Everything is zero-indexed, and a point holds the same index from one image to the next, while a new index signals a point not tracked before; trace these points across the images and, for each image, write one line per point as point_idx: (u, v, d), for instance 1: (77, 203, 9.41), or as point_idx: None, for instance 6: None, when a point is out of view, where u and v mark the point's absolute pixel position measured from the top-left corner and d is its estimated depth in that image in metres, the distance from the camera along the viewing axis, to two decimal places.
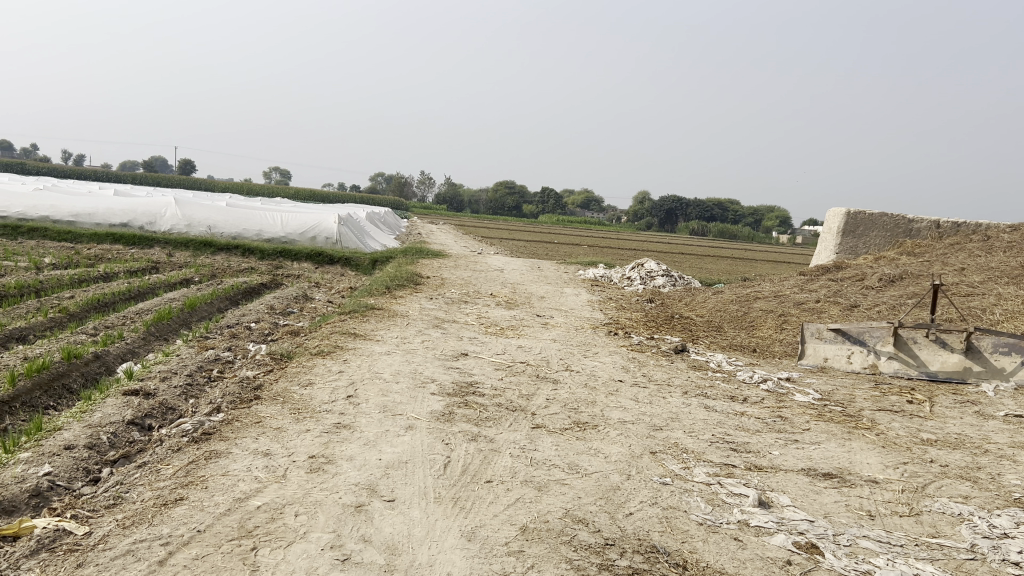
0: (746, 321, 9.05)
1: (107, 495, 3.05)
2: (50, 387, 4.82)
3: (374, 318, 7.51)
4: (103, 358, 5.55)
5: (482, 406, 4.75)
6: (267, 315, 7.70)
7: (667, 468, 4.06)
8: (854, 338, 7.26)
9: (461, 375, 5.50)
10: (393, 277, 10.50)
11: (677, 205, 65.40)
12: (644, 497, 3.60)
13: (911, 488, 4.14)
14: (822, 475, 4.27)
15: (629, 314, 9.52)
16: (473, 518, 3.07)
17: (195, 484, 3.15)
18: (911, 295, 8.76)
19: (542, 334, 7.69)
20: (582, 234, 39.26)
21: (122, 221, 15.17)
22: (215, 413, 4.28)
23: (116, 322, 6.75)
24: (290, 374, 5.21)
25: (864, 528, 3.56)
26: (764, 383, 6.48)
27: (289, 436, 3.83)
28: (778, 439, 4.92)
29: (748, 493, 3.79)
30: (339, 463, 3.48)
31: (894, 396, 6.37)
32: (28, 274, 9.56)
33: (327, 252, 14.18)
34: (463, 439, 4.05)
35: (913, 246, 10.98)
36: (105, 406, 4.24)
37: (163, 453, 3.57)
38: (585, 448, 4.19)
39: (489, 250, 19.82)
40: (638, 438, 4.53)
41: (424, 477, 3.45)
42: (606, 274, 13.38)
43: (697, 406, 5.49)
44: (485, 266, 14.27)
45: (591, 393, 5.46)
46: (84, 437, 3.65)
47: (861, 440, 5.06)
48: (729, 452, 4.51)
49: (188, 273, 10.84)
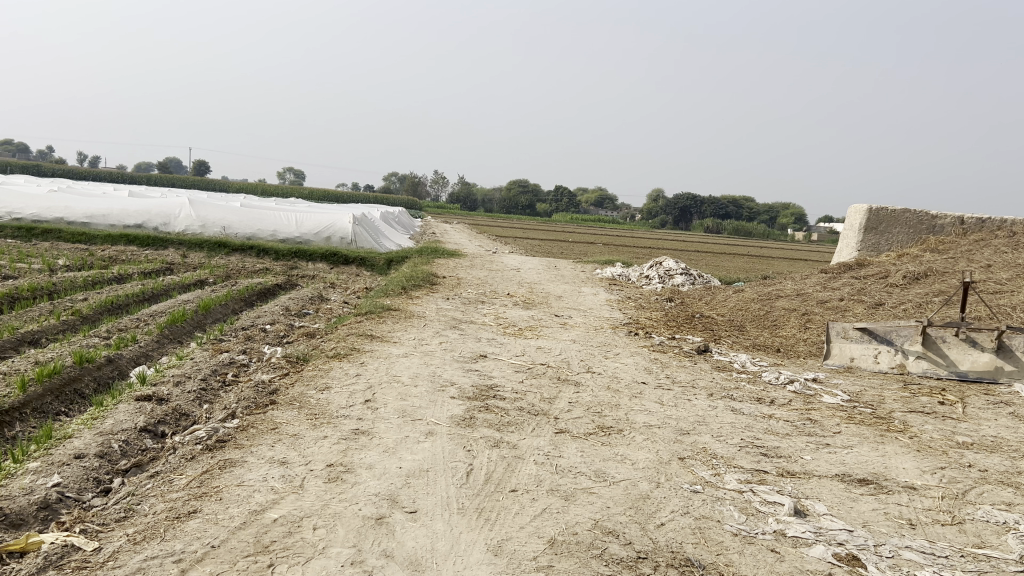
0: (768, 320, 8.87)
1: (117, 508, 2.93)
2: (62, 392, 4.72)
3: (391, 320, 7.40)
4: (116, 362, 5.45)
5: (503, 410, 4.61)
6: (282, 316, 7.60)
7: (697, 475, 3.91)
8: (881, 337, 7.06)
9: (480, 379, 5.36)
10: (409, 277, 10.37)
11: (692, 203, 65.07)
12: (674, 506, 3.45)
13: (951, 495, 3.97)
14: (857, 482, 4.11)
15: (649, 314, 9.37)
16: (498, 531, 2.93)
17: (209, 496, 3.02)
18: (937, 293, 8.56)
19: (561, 335, 7.54)
20: (598, 233, 39.05)
21: (136, 222, 15.12)
22: (230, 419, 4.16)
23: (130, 325, 6.66)
24: (306, 378, 5.09)
25: (907, 539, 3.40)
26: (791, 384, 6.32)
27: (306, 443, 3.71)
28: (809, 443, 4.75)
29: (783, 502, 3.64)
30: (358, 472, 3.36)
31: (924, 397, 6.19)
32: (43, 276, 9.50)
33: (341, 253, 14.08)
34: (485, 446, 3.91)
35: (936, 242, 10.77)
36: (116, 412, 4.13)
37: (176, 462, 3.46)
38: (611, 454, 4.05)
39: (503, 250, 19.73)
40: (665, 443, 4.38)
41: (447, 486, 3.31)
42: (623, 272, 13.23)
43: (724, 408, 5.33)
44: (501, 265, 14.14)
45: (614, 396, 5.30)
46: (95, 446, 3.53)
47: (895, 444, 4.89)
48: (760, 457, 4.36)
49: (202, 274, 10.77)
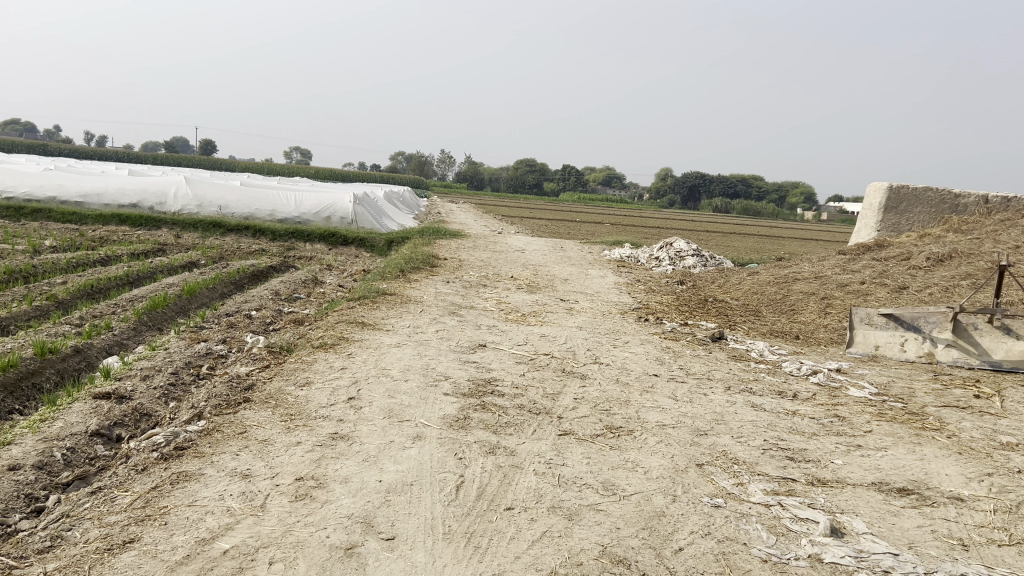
0: (786, 305, 8.41)
1: (43, 535, 2.51)
2: (18, 387, 4.31)
3: (385, 305, 6.96)
4: (84, 353, 5.03)
5: (501, 409, 4.17)
6: (271, 301, 7.16)
7: (718, 486, 3.47)
8: (908, 323, 6.58)
9: (478, 372, 4.89)
10: (408, 259, 9.94)
11: (700, 182, 64.45)
12: (694, 525, 3.01)
13: (1004, 508, 3.51)
14: (897, 492, 3.66)
15: (659, 298, 8.88)
16: (489, 564, 2.50)
17: (153, 520, 2.59)
18: (965, 276, 8.09)
19: (567, 320, 7.11)
20: (606, 212, 38.53)
21: (131, 201, 14.71)
22: (196, 421, 3.73)
23: (106, 310, 6.25)
24: (287, 371, 4.65)
25: (960, 564, 2.94)
26: (814, 375, 5.86)
27: (276, 451, 3.28)
28: (840, 445, 4.31)
29: (818, 519, 3.19)
30: (330, 487, 2.93)
31: (958, 389, 5.72)
32: (24, 258, 9.07)
33: (340, 233, 13.65)
34: (479, 453, 3.47)
35: (960, 221, 10.26)
36: (69, 413, 3.71)
37: (124, 475, 3.03)
38: (620, 461, 3.61)
39: (507, 229, 19.24)
40: (681, 446, 3.94)
41: (432, 505, 2.88)
42: (632, 254, 12.73)
43: (743, 404, 4.89)
44: (505, 246, 13.67)
45: (624, 391, 4.86)
46: (34, 455, 3.11)
47: (934, 445, 4.43)
48: (787, 463, 3.92)
49: (193, 255, 10.36)
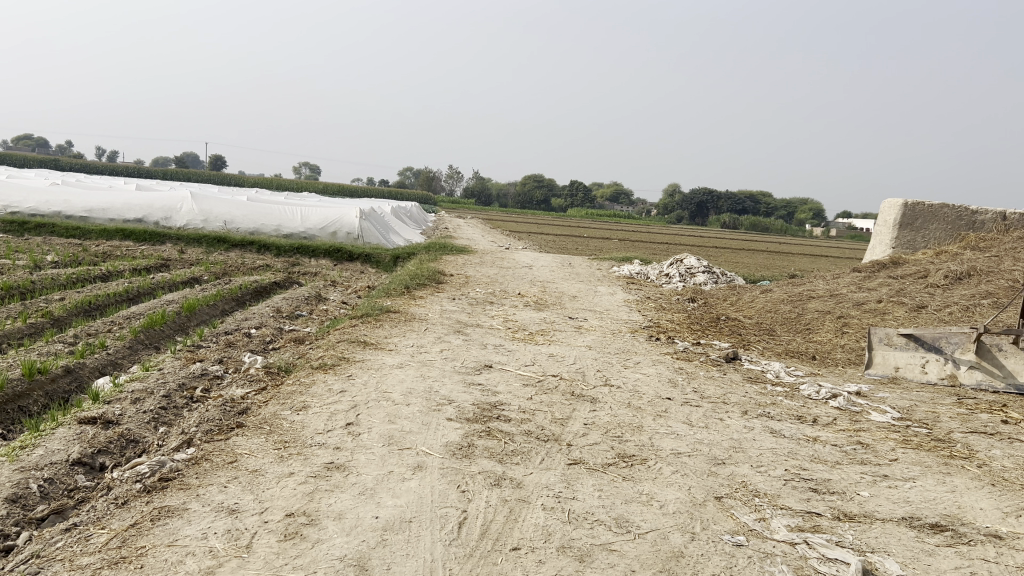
0: (801, 324, 8.17)
1: None
2: (2, 410, 4.12)
3: (389, 323, 6.75)
4: (75, 373, 4.84)
5: (507, 436, 3.95)
6: (272, 319, 6.97)
7: (739, 521, 3.24)
8: (928, 344, 6.34)
9: (483, 396, 4.67)
10: (414, 275, 9.74)
11: (708, 197, 64.27)
12: (713, 567, 2.79)
13: None
14: (930, 528, 3.42)
15: (670, 317, 8.66)
16: None
17: (127, 563, 2.39)
18: (985, 295, 7.84)
19: (576, 339, 6.90)
20: (614, 227, 38.39)
21: (136, 216, 14.58)
22: (185, 449, 3.53)
23: (102, 328, 6.06)
24: (284, 394, 4.44)
25: None
26: (834, 399, 5.61)
27: (267, 483, 3.07)
28: (865, 475, 4.07)
29: (849, 560, 2.97)
30: (323, 524, 2.72)
31: (984, 414, 5.47)
32: (24, 273, 8.95)
33: (346, 248, 13.47)
34: (484, 485, 3.26)
35: (977, 238, 10.01)
36: (52, 440, 3.51)
37: (102, 510, 2.83)
38: (634, 493, 3.39)
39: (515, 245, 19.01)
40: (698, 477, 3.72)
41: (431, 545, 2.66)
42: (642, 270, 12.49)
43: (762, 430, 4.66)
44: (513, 262, 13.45)
45: (636, 416, 4.64)
46: (8, 487, 2.90)
47: (965, 476, 4.19)
48: (810, 494, 3.69)
49: (196, 270, 10.21)
